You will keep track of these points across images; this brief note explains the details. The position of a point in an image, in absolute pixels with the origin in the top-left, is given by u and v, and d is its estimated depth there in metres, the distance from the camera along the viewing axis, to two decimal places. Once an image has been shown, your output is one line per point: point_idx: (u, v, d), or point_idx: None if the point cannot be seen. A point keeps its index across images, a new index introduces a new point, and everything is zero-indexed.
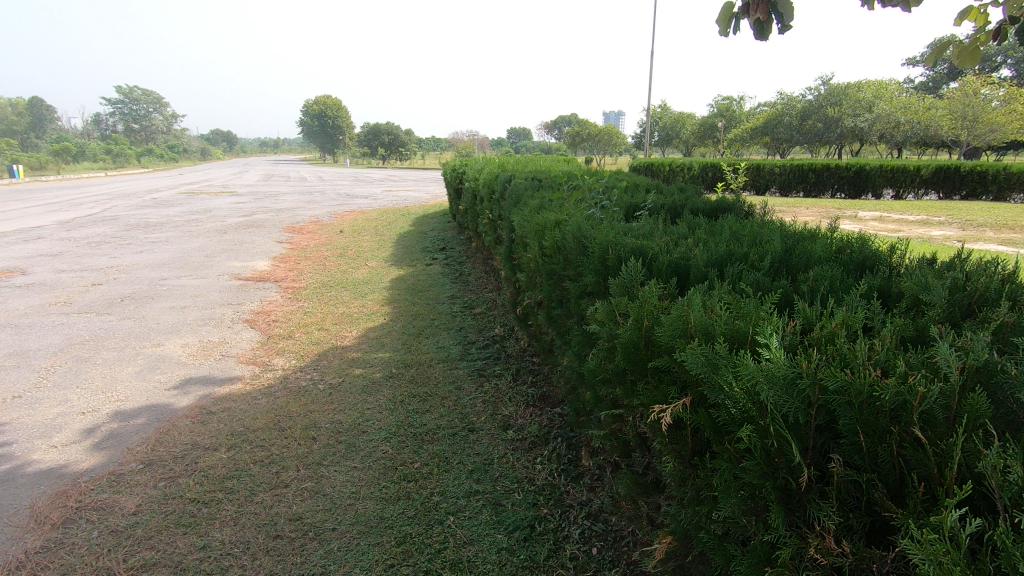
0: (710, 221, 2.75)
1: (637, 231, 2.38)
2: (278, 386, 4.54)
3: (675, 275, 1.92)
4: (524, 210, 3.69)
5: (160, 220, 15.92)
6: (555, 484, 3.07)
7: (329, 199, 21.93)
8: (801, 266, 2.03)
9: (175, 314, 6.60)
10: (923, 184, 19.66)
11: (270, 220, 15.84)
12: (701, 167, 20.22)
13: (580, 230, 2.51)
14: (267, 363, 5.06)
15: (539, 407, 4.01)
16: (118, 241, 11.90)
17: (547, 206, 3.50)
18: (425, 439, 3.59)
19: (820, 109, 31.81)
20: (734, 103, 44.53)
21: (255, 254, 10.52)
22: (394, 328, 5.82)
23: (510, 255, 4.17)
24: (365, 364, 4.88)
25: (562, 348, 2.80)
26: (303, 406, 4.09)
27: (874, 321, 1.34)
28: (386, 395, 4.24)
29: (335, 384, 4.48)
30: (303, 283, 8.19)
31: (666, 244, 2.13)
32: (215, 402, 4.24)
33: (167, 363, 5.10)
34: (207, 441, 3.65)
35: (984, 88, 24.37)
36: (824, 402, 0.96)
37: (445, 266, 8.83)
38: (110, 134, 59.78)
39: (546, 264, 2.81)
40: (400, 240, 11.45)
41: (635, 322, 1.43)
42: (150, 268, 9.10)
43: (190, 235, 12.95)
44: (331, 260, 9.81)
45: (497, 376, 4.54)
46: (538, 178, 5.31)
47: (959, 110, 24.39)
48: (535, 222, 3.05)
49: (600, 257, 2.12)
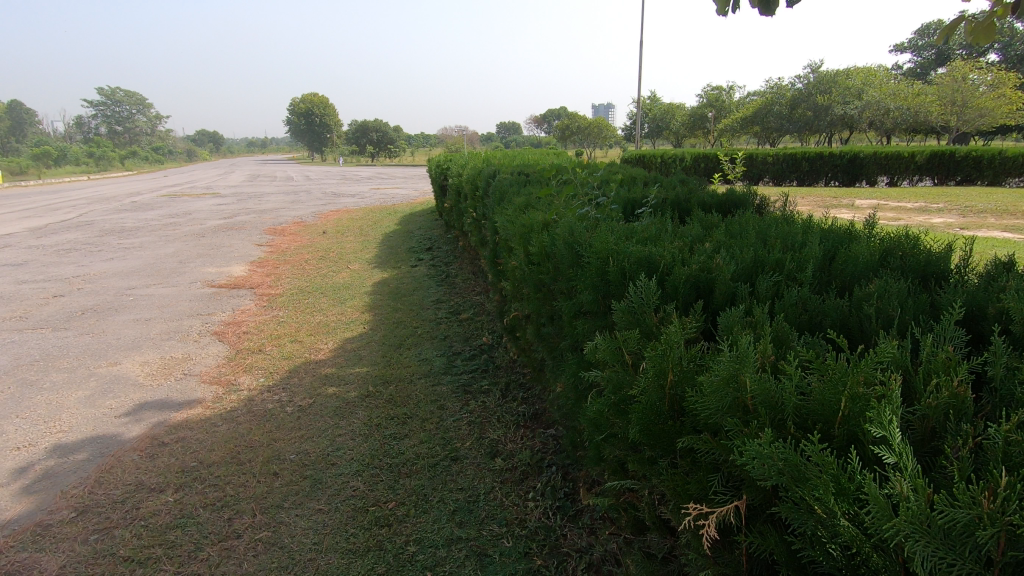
0: (725, 219, 2.34)
1: (642, 235, 1.96)
2: (241, 410, 4.08)
3: (696, 295, 1.52)
4: (507, 209, 3.26)
5: (137, 224, 15.35)
6: (550, 526, 2.66)
7: (315, 199, 21.40)
8: (852, 278, 1.63)
9: (138, 328, 6.11)
10: (918, 170, 19.45)
11: (252, 222, 15.31)
12: (694, 158, 19.85)
13: (571, 233, 2.08)
14: (232, 382, 4.60)
15: (530, 428, 3.60)
16: (89, 249, 11.38)
17: (534, 204, 3.07)
18: (401, 472, 3.17)
19: (810, 97, 31.34)
20: (724, 94, 44.27)
21: (231, 258, 10.02)
22: (374, 339, 5.37)
23: (493, 258, 3.73)
24: (339, 381, 4.43)
25: (555, 373, 2.38)
26: (267, 434, 3.65)
27: (1002, 371, 0.95)
28: (360, 418, 3.81)
29: (305, 407, 4.04)
30: (280, 289, 7.73)
31: (679, 251, 1.71)
32: (169, 431, 3.79)
33: (121, 385, 4.63)
34: (153, 481, 3.20)
35: (972, 74, 24.29)
36: (1008, 557, 0.64)
37: (432, 267, 8.38)
38: (92, 138, 58.90)
39: (535, 273, 2.38)
40: (385, 241, 10.99)
41: (654, 375, 1.02)
42: (119, 277, 8.59)
43: (165, 240, 12.40)
44: (311, 263, 9.35)
45: (483, 393, 4.11)
46: (524, 172, 4.86)
47: (948, 96, 24.37)
48: (521, 224, 2.61)
49: (599, 270, 1.69)
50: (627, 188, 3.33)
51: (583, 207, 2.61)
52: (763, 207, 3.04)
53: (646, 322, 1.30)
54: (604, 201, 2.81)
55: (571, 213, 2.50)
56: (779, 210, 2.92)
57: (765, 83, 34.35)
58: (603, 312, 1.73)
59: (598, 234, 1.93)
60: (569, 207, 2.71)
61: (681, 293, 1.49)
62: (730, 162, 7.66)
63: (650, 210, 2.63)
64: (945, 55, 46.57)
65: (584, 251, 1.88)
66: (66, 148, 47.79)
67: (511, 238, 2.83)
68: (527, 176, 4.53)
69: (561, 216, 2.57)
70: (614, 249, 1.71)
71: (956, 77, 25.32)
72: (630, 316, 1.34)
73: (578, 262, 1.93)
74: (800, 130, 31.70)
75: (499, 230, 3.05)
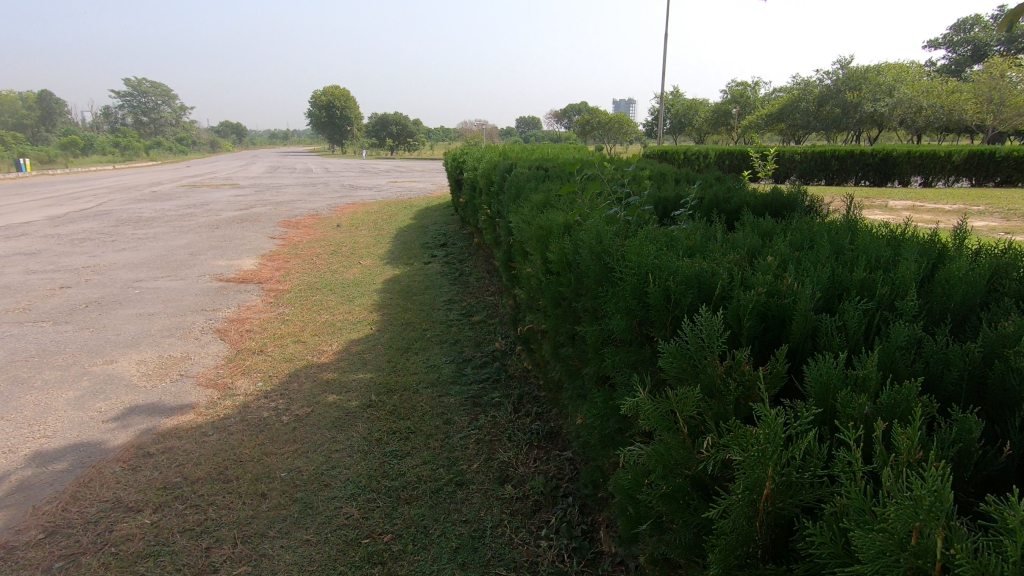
0: (780, 225, 1.98)
1: (685, 243, 1.61)
2: (234, 418, 3.81)
3: (766, 327, 1.20)
4: (524, 207, 2.92)
5: (153, 214, 15.29)
6: (564, 572, 2.33)
7: (332, 191, 21.27)
8: (963, 310, 1.27)
9: (140, 323, 5.90)
10: (954, 171, 18.65)
11: (267, 213, 15.17)
12: (718, 155, 19.25)
13: (598, 237, 1.74)
14: (228, 385, 4.34)
15: (544, 449, 3.28)
16: (102, 239, 11.29)
17: (553, 203, 2.72)
18: (400, 498, 2.85)
19: (838, 94, 30.27)
20: (750, 89, 43.17)
21: (242, 251, 9.82)
22: (380, 341, 5.09)
23: (507, 260, 3.39)
24: (341, 389, 4.13)
25: (575, 402, 2.05)
26: (258, 448, 3.37)
27: None
28: (360, 431, 3.51)
29: (303, 416, 3.76)
30: (288, 284, 7.50)
31: (736, 268, 1.37)
32: (156, 440, 3.53)
33: (114, 386, 4.39)
34: (132, 498, 2.93)
35: (1011, 72, 23.31)
36: None
37: (445, 264, 8.08)
38: (119, 129, 59.85)
39: (553, 283, 2.04)
40: (399, 236, 10.72)
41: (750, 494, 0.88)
42: (128, 269, 8.44)
43: (179, 231, 12.28)
44: (322, 258, 9.11)
45: (494, 407, 3.78)
46: (543, 167, 4.51)
47: (984, 93, 23.49)
48: (538, 224, 2.27)
49: (634, 287, 1.34)
50: (657, 185, 2.97)
51: (609, 206, 2.27)
52: (815, 210, 2.66)
53: (709, 374, 1.01)
54: (632, 199, 2.45)
55: (595, 214, 2.15)
56: (833, 215, 2.54)
57: (792, 79, 33.36)
58: (640, 343, 1.39)
59: (632, 242, 1.59)
60: (594, 206, 2.37)
61: (746, 325, 1.15)
62: (759, 161, 7.25)
63: (691, 211, 2.27)
64: (982, 52, 44.87)
65: (616, 260, 1.54)
66: (92, 138, 48.51)
67: (528, 240, 2.48)
68: (547, 171, 4.19)
69: (586, 218, 2.23)
70: (655, 263, 1.36)
71: (993, 74, 24.34)
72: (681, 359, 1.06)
73: (607, 272, 1.58)
74: (827, 128, 30.78)
75: (513, 231, 2.72)
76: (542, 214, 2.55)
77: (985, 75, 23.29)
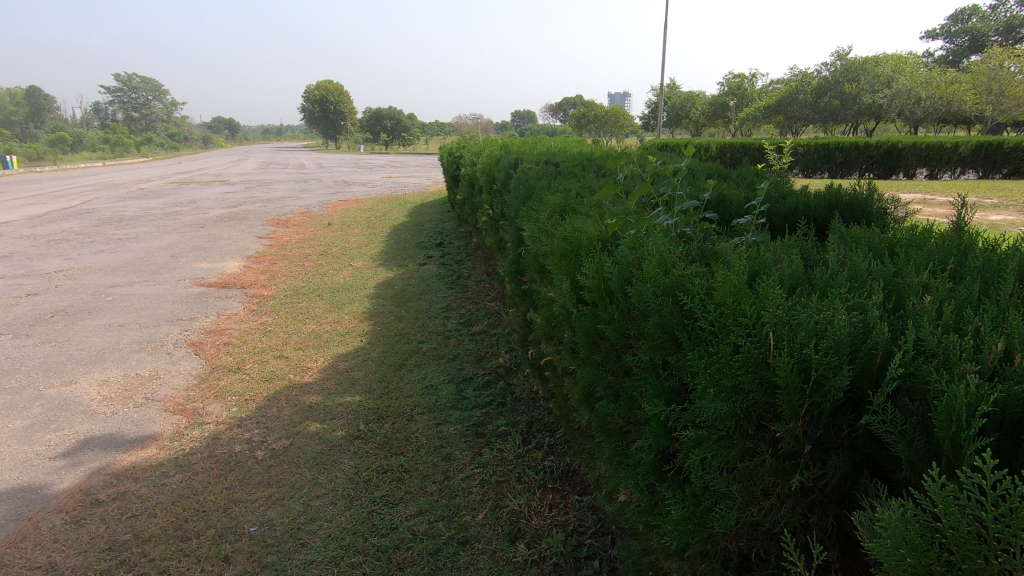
0: (882, 239, 1.56)
1: (790, 269, 1.18)
2: (201, 453, 3.32)
3: (994, 434, 0.84)
4: (537, 210, 2.46)
5: (138, 213, 14.72)
6: None
7: (325, 187, 20.69)
8: None
9: (108, 335, 5.38)
10: (961, 163, 18.19)
11: (256, 211, 14.64)
12: (719, 148, 18.81)
13: (661, 261, 1.29)
14: (198, 411, 3.85)
15: (561, 493, 2.80)
16: (80, 239, 10.72)
17: (574, 206, 2.26)
18: (392, 561, 2.38)
19: (836, 86, 29.76)
20: (747, 81, 42.66)
21: (227, 253, 9.30)
22: (371, 357, 4.60)
23: (513, 268, 2.92)
24: (325, 416, 3.64)
25: (619, 471, 1.59)
26: (225, 494, 2.88)
27: None
28: (346, 470, 3.03)
29: (280, 451, 3.27)
30: (274, 289, 7.00)
31: (895, 325, 0.97)
32: (108, 483, 3.04)
33: (70, 412, 3.90)
34: (68, 564, 2.44)
35: (1012, 62, 22.94)
36: None
37: (441, 266, 7.59)
38: (109, 125, 59.02)
39: (587, 315, 1.57)
40: (393, 234, 10.23)
41: None
42: (103, 273, 7.91)
43: (163, 231, 11.73)
44: (311, 259, 8.62)
45: (500, 437, 3.30)
46: (550, 162, 4.04)
47: (983, 84, 23.14)
48: (562, 237, 1.81)
49: (751, 354, 0.96)
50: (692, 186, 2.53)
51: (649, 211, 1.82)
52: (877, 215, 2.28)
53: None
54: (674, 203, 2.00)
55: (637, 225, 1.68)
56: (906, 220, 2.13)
57: (791, 70, 32.85)
58: (743, 438, 1.04)
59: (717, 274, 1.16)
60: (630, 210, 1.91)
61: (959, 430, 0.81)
62: (775, 154, 6.78)
63: (756, 212, 1.85)
64: (980, 42, 44.41)
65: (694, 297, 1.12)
66: (81, 133, 47.64)
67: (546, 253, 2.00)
68: (557, 167, 3.72)
69: (624, 228, 1.77)
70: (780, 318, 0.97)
71: (993, 64, 23.91)
72: (900, 528, 0.83)
73: (684, 317, 1.16)
74: (825, 120, 30.32)
75: (527, 241, 2.24)
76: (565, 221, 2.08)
77: (984, 66, 22.92)
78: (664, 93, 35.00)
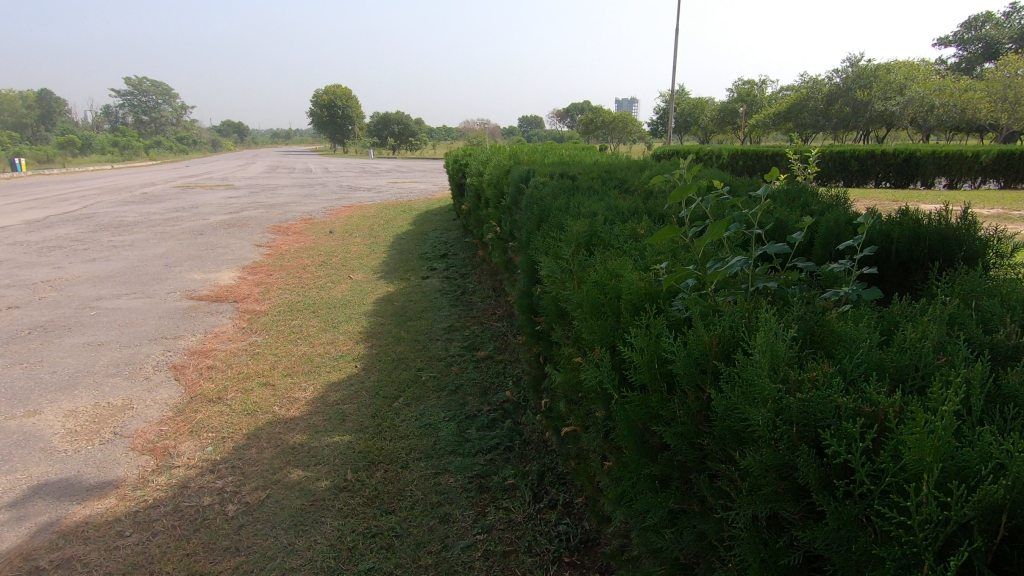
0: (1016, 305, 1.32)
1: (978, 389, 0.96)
2: (165, 506, 2.89)
3: None
4: (556, 237, 2.11)
5: (137, 218, 14.40)
6: None
7: (329, 193, 20.33)
8: None
9: (84, 356, 4.98)
10: (982, 172, 17.62)
11: (258, 217, 14.29)
12: (731, 155, 18.35)
13: (775, 362, 1.04)
14: (169, 451, 3.43)
15: (579, 570, 2.35)
16: (73, 247, 10.37)
17: (602, 235, 1.93)
18: None
19: (847, 93, 29.13)
20: (757, 88, 42.15)
21: (222, 263, 8.93)
22: (365, 386, 4.17)
23: (525, 298, 2.49)
24: (309, 460, 3.22)
25: None
26: (185, 565, 2.46)
27: None
28: (327, 534, 2.60)
29: (254, 506, 2.84)
30: (268, 303, 6.61)
31: None
32: (52, 546, 2.63)
33: (27, 449, 3.50)
34: None
35: None
36: None
37: (445, 280, 7.18)
38: (120, 129, 59.38)
39: (635, 405, 1.24)
40: (396, 244, 9.84)
41: None
42: (91, 284, 7.53)
43: (159, 238, 11.38)
44: (310, 270, 8.23)
45: (508, 493, 2.86)
46: (567, 175, 3.61)
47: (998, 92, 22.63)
48: (598, 287, 1.50)
49: None
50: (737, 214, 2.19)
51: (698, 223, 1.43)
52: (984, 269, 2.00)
53: None
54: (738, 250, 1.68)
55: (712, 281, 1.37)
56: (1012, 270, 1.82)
57: (802, 77, 32.37)
58: None
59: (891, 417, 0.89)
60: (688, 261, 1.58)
61: None
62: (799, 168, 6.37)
63: (857, 244, 1.50)
64: (993, 51, 43.70)
65: (865, 456, 0.87)
66: (91, 136, 47.77)
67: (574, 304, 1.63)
68: (573, 180, 3.31)
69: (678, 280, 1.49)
70: None
71: (1007, 73, 23.42)
72: None
73: (843, 473, 0.91)
74: (836, 127, 29.80)
75: (542, 279, 1.86)
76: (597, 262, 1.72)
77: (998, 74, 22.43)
78: (673, 99, 34.55)
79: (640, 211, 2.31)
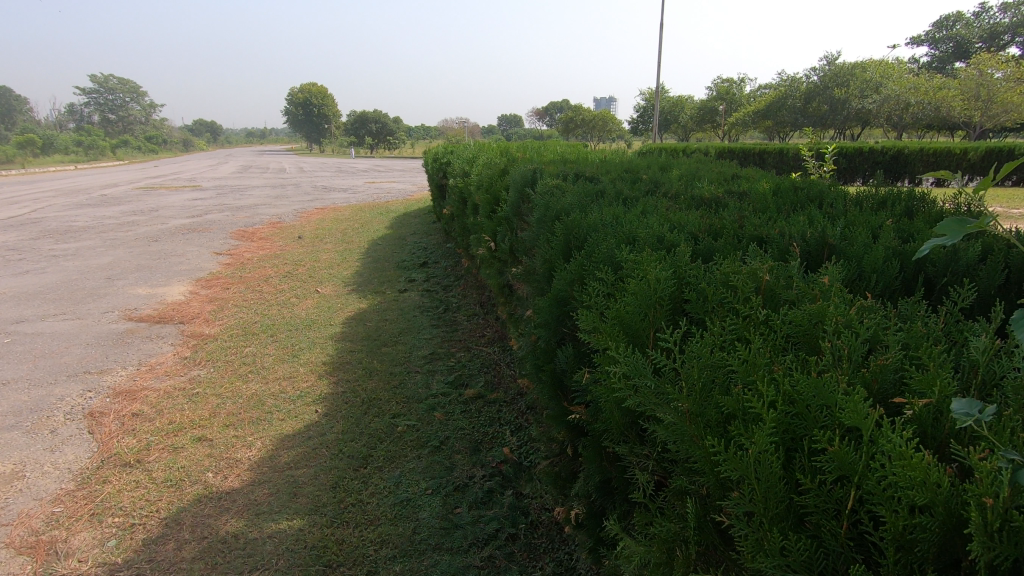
0: None
1: None
2: None
3: None
4: (610, 290, 1.44)
5: (87, 223, 13.21)
6: None
7: (302, 194, 19.26)
8: None
9: None
10: (969, 170, 17.37)
11: (221, 221, 13.25)
12: (718, 153, 17.85)
13: None
14: (54, 548, 2.56)
15: None
16: (5, 257, 9.25)
17: (707, 309, 1.31)
18: None
19: (824, 93, 28.24)
20: (736, 86, 42.02)
21: (174, 274, 7.96)
22: (327, 440, 3.34)
23: (544, 352, 1.80)
24: (244, 563, 2.38)
25: None
26: None
27: None
28: None
29: None
30: (219, 325, 5.71)
31: None
32: None
33: None
34: None
35: (999, 70, 22.63)
36: None
37: (425, 293, 6.38)
38: (84, 128, 57.04)
39: None
40: (371, 250, 9.00)
41: None
42: (14, 304, 6.50)
43: (107, 246, 10.29)
44: (272, 282, 7.33)
45: None
46: (581, 174, 2.86)
47: (971, 90, 22.75)
48: (821, 481, 0.86)
49: None
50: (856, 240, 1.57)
51: None
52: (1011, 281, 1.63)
53: None
54: (983, 357, 1.04)
55: None
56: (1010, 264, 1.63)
57: (781, 75, 32.21)
58: None
59: None
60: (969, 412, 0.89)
61: None
62: (816, 169, 5.73)
63: None
64: (964, 48, 44.24)
65: None
66: (53, 135, 45.73)
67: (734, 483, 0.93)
68: (595, 184, 2.54)
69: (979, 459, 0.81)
70: None
71: (980, 71, 23.53)
72: None
73: None
74: (815, 125, 29.64)
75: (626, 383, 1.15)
76: (749, 388, 1.03)
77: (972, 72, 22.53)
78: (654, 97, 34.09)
79: (727, 243, 1.61)
